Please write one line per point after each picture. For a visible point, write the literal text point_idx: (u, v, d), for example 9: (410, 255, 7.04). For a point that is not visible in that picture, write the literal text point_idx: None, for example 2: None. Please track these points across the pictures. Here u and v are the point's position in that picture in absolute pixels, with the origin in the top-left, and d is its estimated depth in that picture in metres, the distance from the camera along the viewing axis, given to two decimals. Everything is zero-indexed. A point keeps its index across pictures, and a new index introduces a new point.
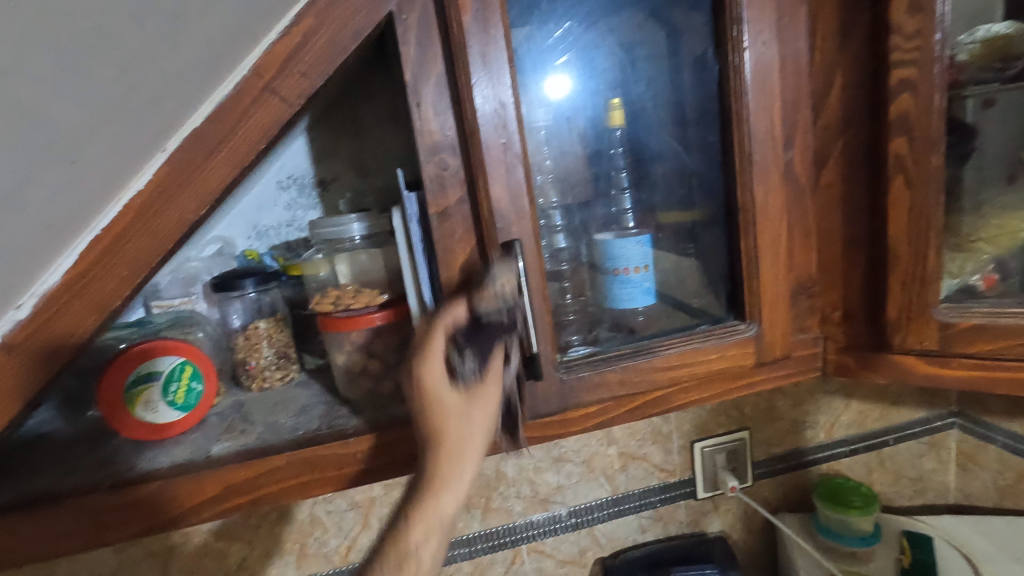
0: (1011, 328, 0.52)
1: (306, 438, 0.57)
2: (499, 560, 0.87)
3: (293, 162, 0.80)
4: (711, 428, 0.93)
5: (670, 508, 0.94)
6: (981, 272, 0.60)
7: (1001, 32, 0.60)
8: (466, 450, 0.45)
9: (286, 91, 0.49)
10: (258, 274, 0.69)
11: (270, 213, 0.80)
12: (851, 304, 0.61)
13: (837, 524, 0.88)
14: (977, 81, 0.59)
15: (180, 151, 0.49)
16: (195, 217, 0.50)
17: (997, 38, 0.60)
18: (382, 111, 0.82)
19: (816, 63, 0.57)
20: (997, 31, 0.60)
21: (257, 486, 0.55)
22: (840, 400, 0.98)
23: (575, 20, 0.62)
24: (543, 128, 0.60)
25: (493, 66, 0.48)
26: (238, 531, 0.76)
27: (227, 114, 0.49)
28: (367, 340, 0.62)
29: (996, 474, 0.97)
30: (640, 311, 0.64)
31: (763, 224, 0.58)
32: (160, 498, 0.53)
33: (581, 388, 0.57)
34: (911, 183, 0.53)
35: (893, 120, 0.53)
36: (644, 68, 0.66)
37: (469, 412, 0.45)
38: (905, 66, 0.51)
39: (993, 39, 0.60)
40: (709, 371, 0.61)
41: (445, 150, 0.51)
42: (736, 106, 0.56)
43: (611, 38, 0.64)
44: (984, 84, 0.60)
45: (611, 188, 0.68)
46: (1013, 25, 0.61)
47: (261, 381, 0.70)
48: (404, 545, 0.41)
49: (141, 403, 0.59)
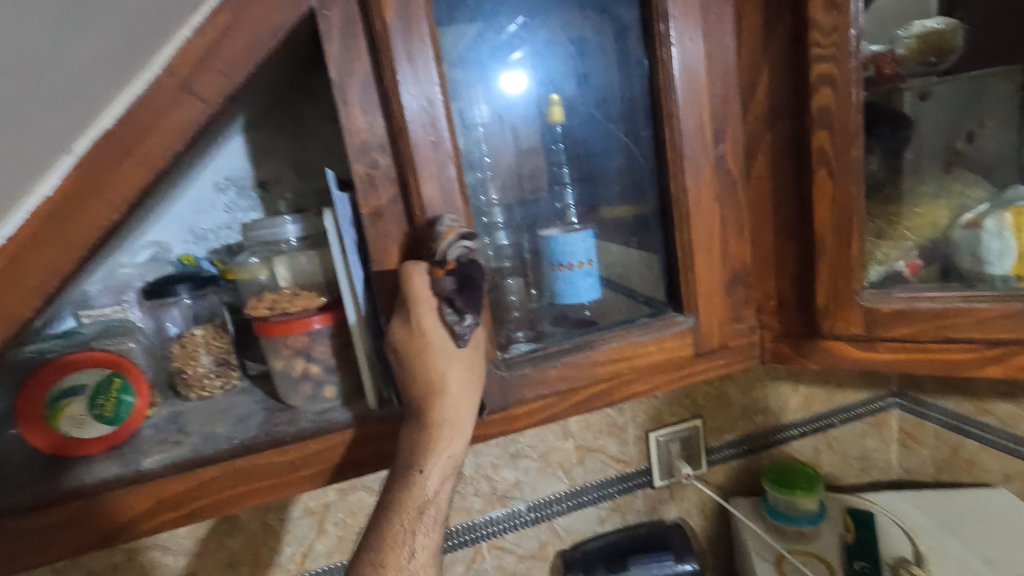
0: (929, 312, 0.55)
1: (244, 447, 0.56)
2: (459, 559, 0.87)
3: (231, 163, 0.77)
4: (665, 418, 0.95)
5: (628, 498, 0.95)
6: (905, 258, 0.62)
7: (935, 27, 0.65)
8: (458, 394, 0.52)
9: (205, 90, 0.48)
10: (193, 279, 0.68)
11: (208, 216, 0.77)
12: (784, 294, 0.63)
13: (784, 505, 0.90)
14: (914, 74, 0.64)
15: (91, 153, 0.46)
16: (111, 222, 0.48)
17: (932, 33, 0.65)
18: (323, 109, 0.80)
19: (742, 59, 0.58)
20: (932, 27, 0.65)
21: (192, 499, 0.53)
22: (788, 385, 1.01)
23: (530, 15, 0.63)
24: (482, 125, 0.61)
25: (418, 62, 0.49)
26: (184, 546, 0.74)
27: (141, 113, 0.47)
28: (306, 343, 0.61)
29: (934, 450, 1.01)
30: (585, 305, 0.65)
31: (696, 217, 0.59)
32: (86, 516, 0.51)
33: (523, 384, 0.57)
34: (833, 174, 0.55)
35: (814, 113, 0.54)
36: (594, 62, 0.66)
37: (455, 361, 0.52)
38: (824, 61, 0.53)
39: (928, 34, 0.65)
40: (649, 363, 0.62)
41: (375, 149, 0.50)
42: (667, 100, 0.57)
43: (564, 33, 0.65)
44: (921, 77, 0.65)
45: (555, 183, 0.70)
46: (945, 22, 0.65)
47: (200, 390, 0.68)
48: (417, 492, 0.51)
49: (65, 417, 0.56)
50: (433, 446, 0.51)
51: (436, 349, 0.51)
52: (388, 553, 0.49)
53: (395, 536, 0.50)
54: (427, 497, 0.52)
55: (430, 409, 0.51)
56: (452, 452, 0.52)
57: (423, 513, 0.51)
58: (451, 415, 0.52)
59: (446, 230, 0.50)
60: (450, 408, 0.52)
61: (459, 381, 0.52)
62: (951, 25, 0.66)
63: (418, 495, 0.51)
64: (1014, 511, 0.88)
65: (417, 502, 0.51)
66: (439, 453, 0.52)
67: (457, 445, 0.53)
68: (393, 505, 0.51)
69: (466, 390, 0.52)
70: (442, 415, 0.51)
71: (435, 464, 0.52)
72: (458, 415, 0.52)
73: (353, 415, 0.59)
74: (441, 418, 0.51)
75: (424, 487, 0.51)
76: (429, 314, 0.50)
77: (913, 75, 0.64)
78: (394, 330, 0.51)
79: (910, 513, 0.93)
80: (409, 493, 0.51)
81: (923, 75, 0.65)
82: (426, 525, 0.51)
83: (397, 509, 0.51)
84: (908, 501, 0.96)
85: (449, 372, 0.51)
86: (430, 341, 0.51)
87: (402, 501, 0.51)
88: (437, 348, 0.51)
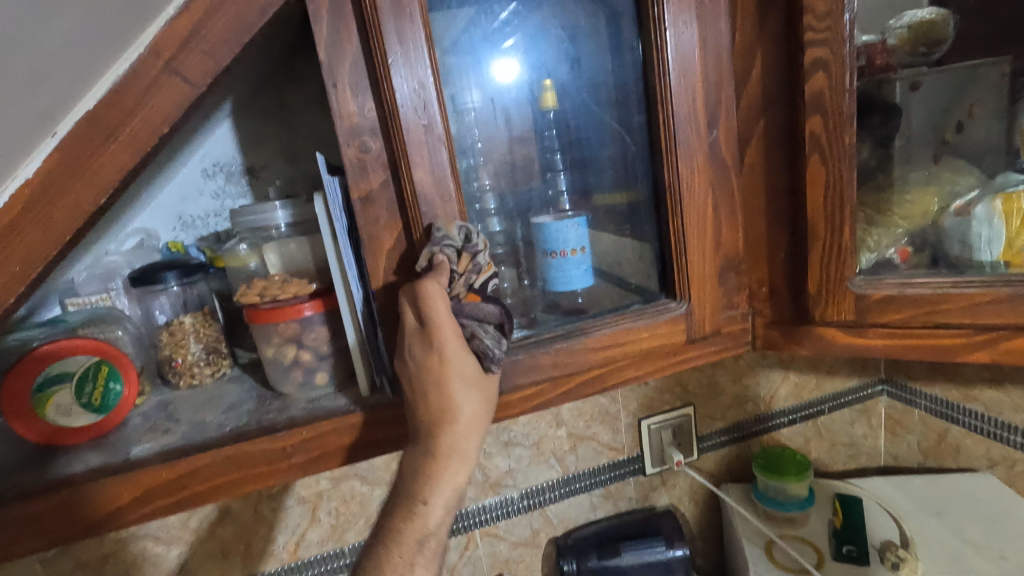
0: (917, 298, 0.55)
1: (234, 435, 0.56)
2: (452, 547, 0.87)
3: (219, 149, 0.76)
4: (657, 406, 0.95)
5: (620, 486, 0.96)
6: (896, 245, 0.62)
7: (926, 18, 0.65)
8: (469, 422, 0.51)
9: (190, 71, 0.47)
10: (182, 267, 0.66)
11: (195, 203, 0.76)
12: (775, 281, 0.63)
13: (775, 491, 0.92)
14: (906, 64, 0.65)
15: (72, 135, 0.45)
16: (95, 207, 0.47)
17: (924, 23, 0.65)
18: (312, 94, 0.79)
19: (737, 44, 0.58)
20: (921, 18, 0.65)
21: (182, 487, 0.53)
22: (778, 372, 1.02)
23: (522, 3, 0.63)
24: (474, 111, 0.61)
25: (410, 44, 0.48)
26: (175, 535, 0.73)
27: (124, 93, 0.46)
28: (298, 331, 0.60)
29: (921, 436, 1.03)
30: (578, 293, 0.64)
31: (688, 204, 0.59)
32: (73, 506, 0.50)
33: (515, 371, 0.57)
34: (826, 159, 0.55)
35: (808, 99, 0.54)
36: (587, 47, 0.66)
37: (469, 390, 0.51)
38: (817, 46, 0.52)
39: (918, 24, 0.65)
40: (643, 349, 0.62)
41: (366, 133, 0.50)
42: (660, 85, 0.56)
43: (555, 21, 0.66)
44: (912, 67, 0.65)
45: (545, 171, 0.70)
46: (936, 11, 0.66)
47: (190, 378, 0.68)
48: (421, 523, 0.50)
49: (52, 406, 0.55)
50: (439, 478, 0.51)
51: (454, 377, 0.50)
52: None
53: (394, 567, 0.49)
54: (430, 529, 0.51)
55: (441, 438, 0.51)
56: (456, 485, 0.52)
57: (423, 545, 0.50)
58: (458, 447, 0.51)
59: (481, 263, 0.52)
60: (458, 439, 0.51)
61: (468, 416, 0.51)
62: (943, 16, 0.66)
63: (421, 527, 0.51)
64: (998, 495, 0.90)
65: (417, 535, 0.50)
66: (444, 487, 0.51)
67: (462, 477, 0.52)
68: (395, 534, 0.50)
69: (478, 421, 0.52)
70: (452, 445, 0.51)
71: (438, 498, 0.51)
72: (466, 447, 0.52)
73: (345, 403, 0.59)
74: (449, 450, 0.51)
75: (426, 518, 0.51)
76: (454, 342, 0.49)
77: (902, 65, 0.65)
78: (413, 354, 0.50)
79: (897, 498, 0.94)
80: (410, 525, 0.50)
81: (914, 63, 0.66)
82: (426, 558, 0.50)
83: (397, 542, 0.50)
84: (895, 486, 0.97)
85: (462, 403, 0.51)
86: (450, 369, 0.50)
87: (404, 532, 0.50)
88: (456, 378, 0.50)
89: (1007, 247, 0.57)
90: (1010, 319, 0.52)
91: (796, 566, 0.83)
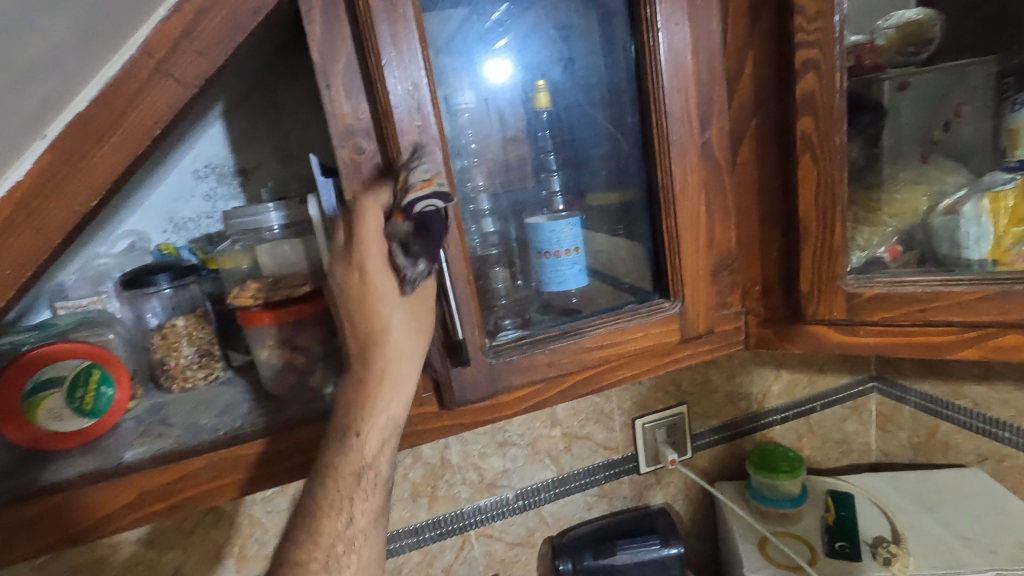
0: (909, 296, 0.56)
1: (229, 438, 0.55)
2: (447, 547, 0.87)
3: (210, 150, 0.75)
4: (651, 404, 0.96)
5: (614, 484, 0.96)
6: (886, 244, 0.63)
7: (914, 18, 0.67)
8: (401, 346, 0.50)
9: (182, 72, 0.46)
10: (173, 269, 0.66)
11: (187, 204, 0.76)
12: (768, 279, 0.64)
13: (768, 488, 0.93)
14: (893, 63, 0.65)
15: (63, 137, 0.45)
16: (85, 209, 0.46)
17: (912, 23, 0.67)
18: (305, 95, 0.78)
19: (728, 45, 0.58)
20: (911, 18, 0.66)
21: (175, 492, 0.52)
22: (771, 370, 1.02)
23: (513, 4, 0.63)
24: (468, 111, 0.61)
25: (403, 44, 0.48)
26: (169, 540, 0.73)
27: (115, 94, 0.45)
28: (292, 332, 0.60)
29: (911, 432, 1.04)
30: (573, 293, 0.65)
31: (682, 204, 0.60)
32: (65, 512, 0.50)
33: (511, 371, 0.57)
34: (818, 158, 0.55)
35: (799, 99, 0.55)
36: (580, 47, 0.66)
37: (399, 311, 0.50)
38: (808, 46, 0.53)
39: (908, 24, 0.66)
40: (637, 349, 0.62)
41: (359, 134, 0.49)
42: (653, 86, 0.57)
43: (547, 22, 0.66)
44: (901, 67, 0.66)
45: (540, 171, 0.69)
46: (923, 12, 0.67)
47: (183, 381, 0.68)
48: (359, 455, 0.50)
49: (42, 411, 0.55)
50: (372, 406, 0.50)
51: (380, 299, 0.49)
52: (323, 519, 0.49)
53: (334, 502, 0.49)
54: (366, 462, 0.50)
55: (370, 363, 0.50)
56: (392, 415, 0.51)
57: (358, 479, 0.50)
58: (385, 371, 0.51)
59: (417, 181, 0.46)
60: (391, 365, 0.51)
61: (396, 341, 0.50)
62: (930, 16, 0.68)
63: (356, 461, 0.50)
64: (988, 489, 0.90)
65: (354, 468, 0.50)
66: (378, 415, 0.51)
67: (396, 407, 0.51)
68: (331, 469, 0.50)
69: (409, 347, 0.51)
70: (383, 371, 0.50)
71: (373, 426, 0.50)
72: (396, 373, 0.51)
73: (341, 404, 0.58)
74: (377, 375, 0.50)
75: (362, 451, 0.50)
76: (377, 257, 0.48)
77: (891, 65, 0.66)
78: (336, 278, 0.49)
79: (888, 492, 0.94)
80: (346, 459, 0.50)
81: (902, 64, 0.67)
82: (365, 490, 0.51)
83: (333, 475, 0.50)
84: (886, 481, 0.97)
85: (392, 323, 0.50)
86: (373, 288, 0.49)
87: (339, 466, 0.50)
88: (381, 299, 0.49)
89: (995, 245, 0.57)
90: (999, 316, 0.53)
91: (790, 564, 0.83)
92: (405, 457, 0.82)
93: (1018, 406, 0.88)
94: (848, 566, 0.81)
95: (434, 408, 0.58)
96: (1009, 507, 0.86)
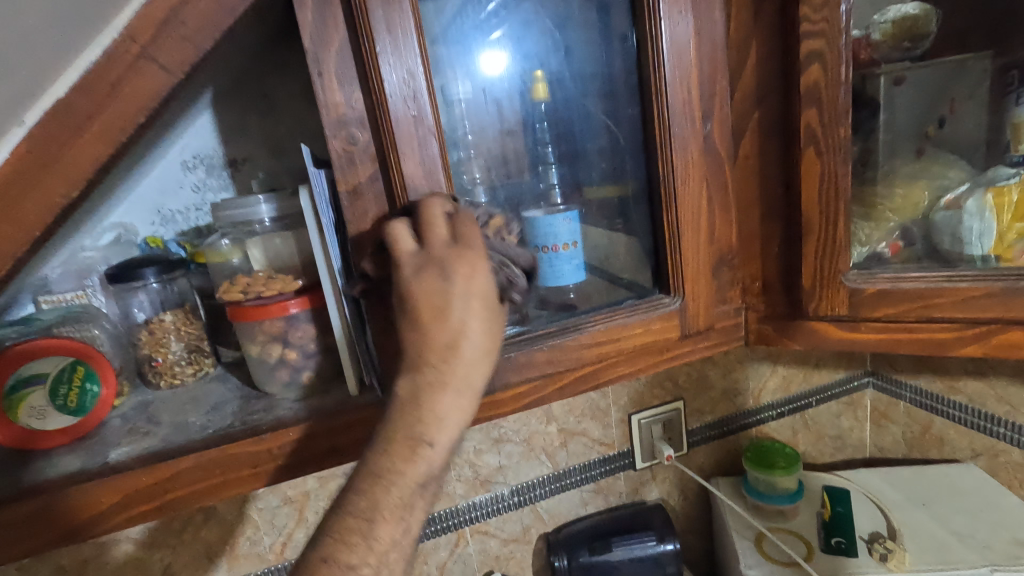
0: (911, 292, 0.55)
1: (219, 437, 0.54)
2: (442, 544, 0.86)
3: (199, 140, 0.74)
4: (647, 400, 0.95)
5: (610, 481, 0.95)
6: (887, 239, 0.62)
7: (910, 13, 0.63)
8: (483, 349, 0.46)
9: (167, 58, 0.45)
10: (161, 262, 0.64)
11: (175, 196, 0.74)
12: (769, 275, 0.63)
13: (765, 484, 0.92)
14: (886, 59, 0.63)
15: (42, 125, 0.43)
16: (67, 201, 0.45)
17: (908, 18, 0.64)
18: (296, 84, 0.76)
19: (732, 35, 0.57)
20: (907, 12, 0.63)
21: (163, 492, 0.51)
22: (767, 366, 1.02)
23: None
24: (464, 102, 0.59)
25: (398, 32, 0.46)
26: (159, 538, 0.71)
27: (98, 80, 0.44)
28: (283, 328, 0.58)
29: (905, 428, 1.04)
30: (570, 288, 0.64)
31: (683, 198, 0.58)
32: (47, 513, 0.48)
33: (509, 368, 0.56)
34: (821, 152, 0.54)
35: (803, 91, 0.54)
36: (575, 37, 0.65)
37: (488, 312, 0.47)
38: (813, 37, 0.52)
39: (903, 19, 0.63)
40: (636, 345, 0.61)
41: (353, 124, 0.48)
42: (655, 76, 0.55)
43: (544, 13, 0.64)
44: (893, 63, 0.64)
45: (537, 164, 0.68)
46: (919, 6, 0.64)
47: (171, 377, 0.66)
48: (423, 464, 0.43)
49: (25, 409, 0.53)
50: (439, 412, 0.44)
51: (474, 296, 0.46)
52: (381, 524, 0.42)
53: (393, 510, 0.42)
54: (430, 473, 0.44)
55: (448, 370, 0.45)
56: (456, 424, 0.45)
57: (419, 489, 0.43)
58: (459, 378, 0.45)
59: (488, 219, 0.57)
60: (466, 367, 0.46)
61: (475, 346, 0.46)
62: (926, 11, 0.65)
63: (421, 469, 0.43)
64: (983, 486, 0.90)
65: (419, 477, 0.43)
66: (446, 424, 0.44)
67: (462, 417, 0.45)
68: (390, 475, 0.43)
69: (487, 352, 0.47)
70: (458, 375, 0.45)
71: (445, 438, 0.44)
72: (472, 380, 0.46)
73: (333, 402, 0.57)
74: (447, 382, 0.45)
75: (431, 461, 0.44)
76: (477, 251, 0.47)
77: (886, 60, 0.64)
78: (432, 276, 0.45)
79: (884, 488, 0.94)
80: (409, 467, 0.43)
81: (897, 59, 0.65)
82: (424, 502, 0.44)
83: (394, 481, 0.43)
84: (881, 477, 0.97)
85: (478, 326, 0.46)
86: (476, 279, 0.46)
87: (400, 474, 0.43)
88: (475, 293, 0.46)
89: (998, 241, 0.57)
90: (1003, 313, 0.52)
91: (785, 559, 0.83)
92: None
93: (1014, 402, 0.88)
94: (844, 561, 0.80)
95: None
96: (1004, 503, 0.86)
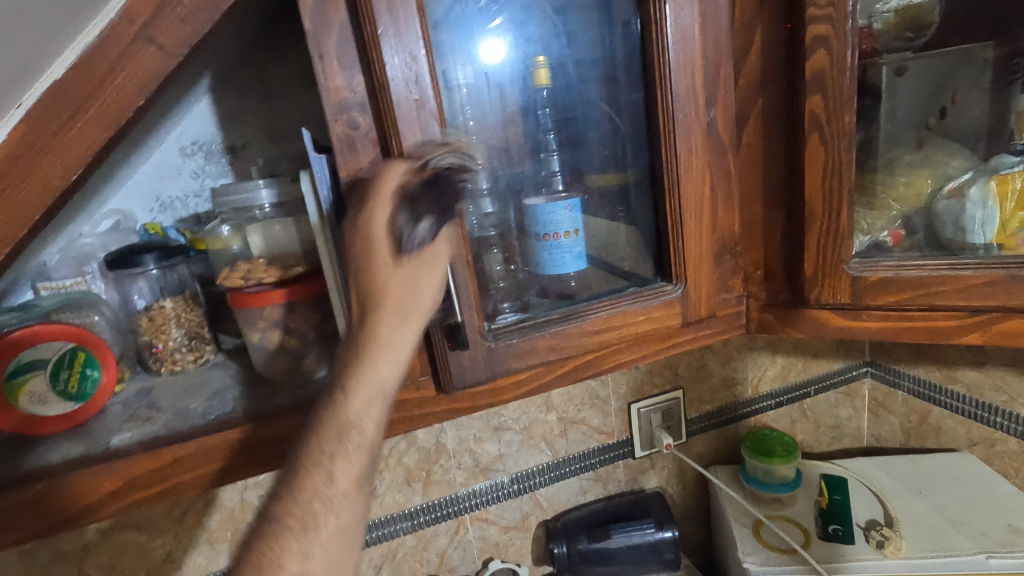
0: (915, 280, 0.55)
1: (220, 423, 0.54)
2: (442, 531, 0.86)
3: (197, 126, 0.73)
4: (647, 389, 0.95)
5: (609, 469, 0.96)
6: (889, 228, 0.62)
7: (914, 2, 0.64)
8: (409, 310, 0.47)
9: (165, 40, 0.44)
10: (160, 249, 0.64)
11: (173, 182, 0.73)
12: (771, 264, 0.63)
13: (762, 472, 0.93)
14: (891, 49, 0.63)
15: (39, 107, 0.43)
16: (65, 184, 0.44)
17: (911, 8, 0.64)
18: (295, 70, 0.75)
19: (736, 21, 0.57)
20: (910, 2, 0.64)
21: (165, 477, 0.51)
22: (766, 355, 1.02)
23: None
24: (465, 87, 0.59)
25: (399, 14, 0.45)
26: (159, 525, 0.71)
27: (95, 62, 0.43)
28: (284, 315, 0.58)
29: (903, 417, 1.05)
30: (571, 277, 0.64)
31: (686, 185, 0.58)
32: (48, 498, 0.48)
33: (509, 355, 0.55)
34: (825, 139, 0.54)
35: (808, 77, 0.53)
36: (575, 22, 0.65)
37: (411, 271, 0.47)
38: (819, 22, 0.51)
39: (907, 7, 0.64)
40: (638, 333, 0.61)
41: (354, 108, 0.47)
42: (659, 61, 0.55)
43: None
44: (895, 52, 0.64)
45: (538, 151, 0.68)
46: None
47: (171, 364, 0.66)
48: (343, 417, 0.44)
49: (25, 394, 0.53)
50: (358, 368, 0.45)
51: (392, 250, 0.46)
52: (305, 478, 0.42)
53: (314, 460, 0.43)
54: (352, 424, 0.44)
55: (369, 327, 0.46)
56: (377, 378, 0.45)
57: (343, 441, 0.43)
58: (387, 336, 0.46)
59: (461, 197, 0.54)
60: (387, 323, 0.46)
61: (403, 300, 0.46)
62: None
63: (340, 422, 0.44)
64: (979, 474, 0.91)
65: (340, 431, 0.44)
66: (365, 380, 0.45)
67: (384, 372, 0.46)
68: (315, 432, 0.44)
69: (415, 312, 0.47)
70: (376, 331, 0.46)
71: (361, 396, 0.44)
72: (392, 335, 0.46)
73: None
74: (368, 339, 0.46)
75: (354, 416, 0.44)
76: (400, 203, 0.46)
77: (889, 50, 0.63)
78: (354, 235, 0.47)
79: (881, 476, 0.95)
80: (327, 423, 0.44)
81: (898, 49, 0.64)
82: (349, 450, 0.44)
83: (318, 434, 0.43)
84: (879, 466, 0.98)
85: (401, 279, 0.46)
86: (388, 230, 0.47)
87: (322, 429, 0.44)
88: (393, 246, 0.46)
89: (1001, 229, 0.57)
90: (1005, 301, 0.52)
91: (783, 547, 0.83)
92: (398, 441, 0.81)
93: (1011, 392, 0.88)
94: (841, 547, 0.80)
95: (431, 393, 0.57)
96: (1001, 491, 0.86)
